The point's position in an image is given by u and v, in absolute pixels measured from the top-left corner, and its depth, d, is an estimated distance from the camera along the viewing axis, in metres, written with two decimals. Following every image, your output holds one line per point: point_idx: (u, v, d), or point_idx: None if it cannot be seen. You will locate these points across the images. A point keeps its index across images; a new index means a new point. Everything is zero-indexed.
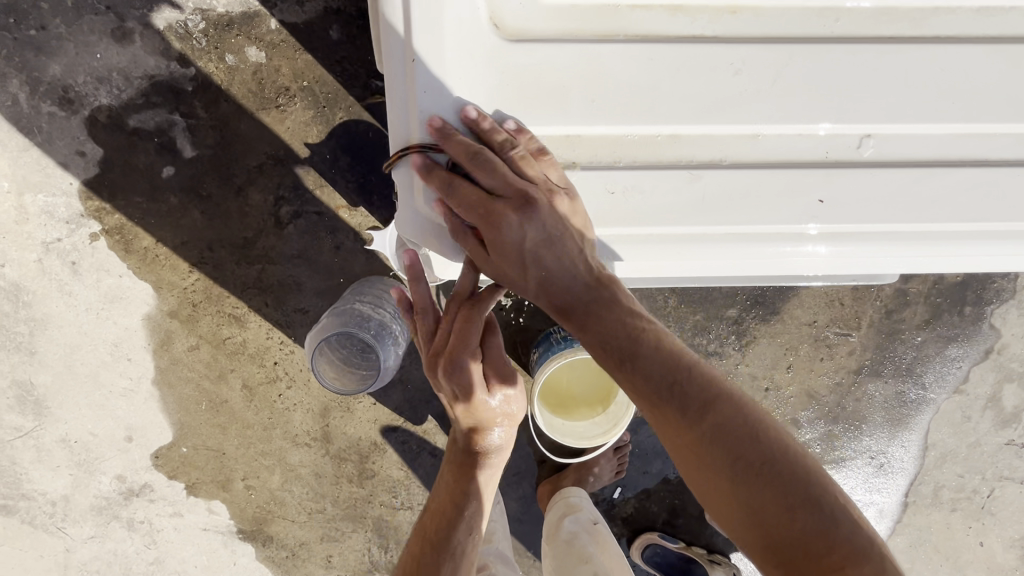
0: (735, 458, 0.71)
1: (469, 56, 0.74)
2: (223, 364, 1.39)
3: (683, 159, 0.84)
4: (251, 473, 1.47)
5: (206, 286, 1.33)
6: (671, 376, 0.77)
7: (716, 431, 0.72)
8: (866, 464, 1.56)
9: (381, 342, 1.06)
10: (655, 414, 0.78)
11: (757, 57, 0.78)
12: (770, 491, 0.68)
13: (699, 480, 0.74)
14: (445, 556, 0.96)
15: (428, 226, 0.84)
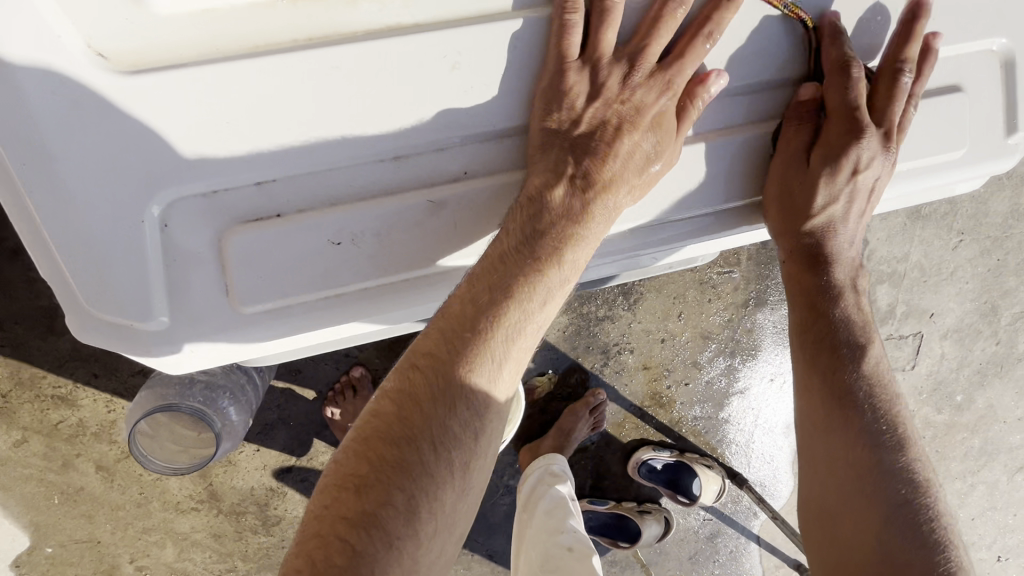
0: (892, 500, 0.86)
1: (69, 109, 0.62)
2: (64, 451, 1.20)
3: (402, 183, 0.72)
4: (139, 553, 1.32)
5: (14, 370, 1.13)
6: (856, 385, 0.94)
7: (898, 463, 0.89)
8: (767, 387, 1.62)
9: (216, 403, 0.93)
10: (836, 416, 0.94)
11: (429, 44, 0.69)
12: (900, 539, 0.83)
13: (840, 487, 0.91)
14: (480, 391, 0.73)
15: (111, 324, 0.68)
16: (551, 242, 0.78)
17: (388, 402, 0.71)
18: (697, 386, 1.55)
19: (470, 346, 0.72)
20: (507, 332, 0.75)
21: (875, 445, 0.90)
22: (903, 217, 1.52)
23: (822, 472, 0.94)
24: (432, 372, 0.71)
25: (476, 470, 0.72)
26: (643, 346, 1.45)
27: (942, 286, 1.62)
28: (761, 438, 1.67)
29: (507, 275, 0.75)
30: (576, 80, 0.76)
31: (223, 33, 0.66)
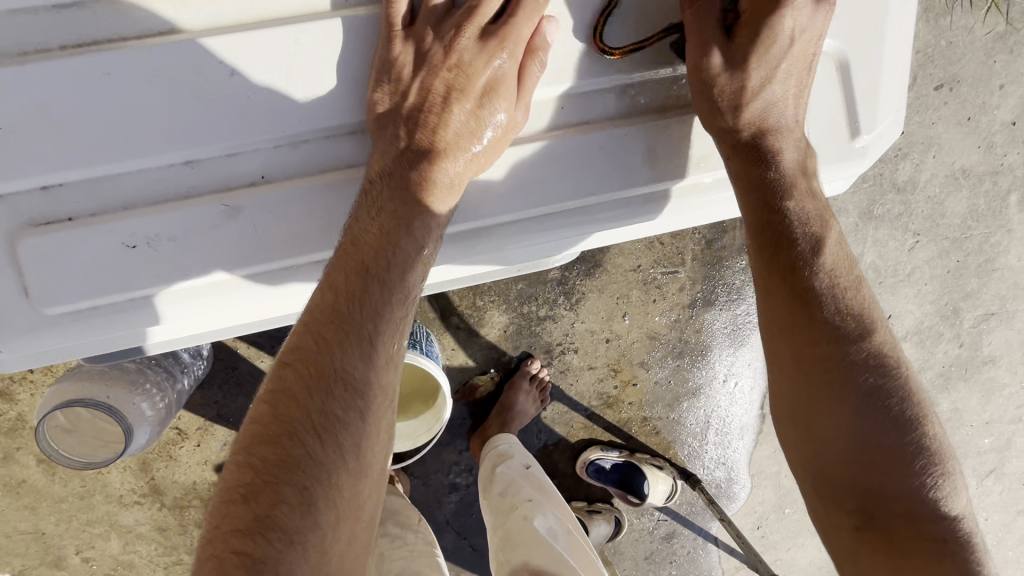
0: (862, 395, 0.83)
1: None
2: (5, 445, 1.23)
3: (198, 186, 0.75)
4: (84, 545, 1.34)
5: None
6: (812, 287, 0.87)
7: (866, 357, 0.85)
8: (719, 387, 1.60)
9: (127, 399, 0.94)
10: (800, 324, 0.87)
11: (203, 50, 0.70)
12: (877, 431, 0.82)
13: (812, 396, 0.86)
14: (351, 372, 0.74)
15: None
16: (409, 230, 0.80)
17: (264, 406, 0.73)
18: (646, 385, 1.53)
19: (334, 332, 0.75)
20: (376, 310, 0.77)
21: (841, 343, 0.85)
22: (855, 217, 1.50)
23: (789, 381, 0.89)
24: (299, 369, 0.73)
25: (375, 441, 0.74)
26: (587, 346, 1.45)
27: (898, 287, 1.59)
28: (713, 436, 1.66)
29: (376, 258, 0.78)
30: (407, 48, 0.78)
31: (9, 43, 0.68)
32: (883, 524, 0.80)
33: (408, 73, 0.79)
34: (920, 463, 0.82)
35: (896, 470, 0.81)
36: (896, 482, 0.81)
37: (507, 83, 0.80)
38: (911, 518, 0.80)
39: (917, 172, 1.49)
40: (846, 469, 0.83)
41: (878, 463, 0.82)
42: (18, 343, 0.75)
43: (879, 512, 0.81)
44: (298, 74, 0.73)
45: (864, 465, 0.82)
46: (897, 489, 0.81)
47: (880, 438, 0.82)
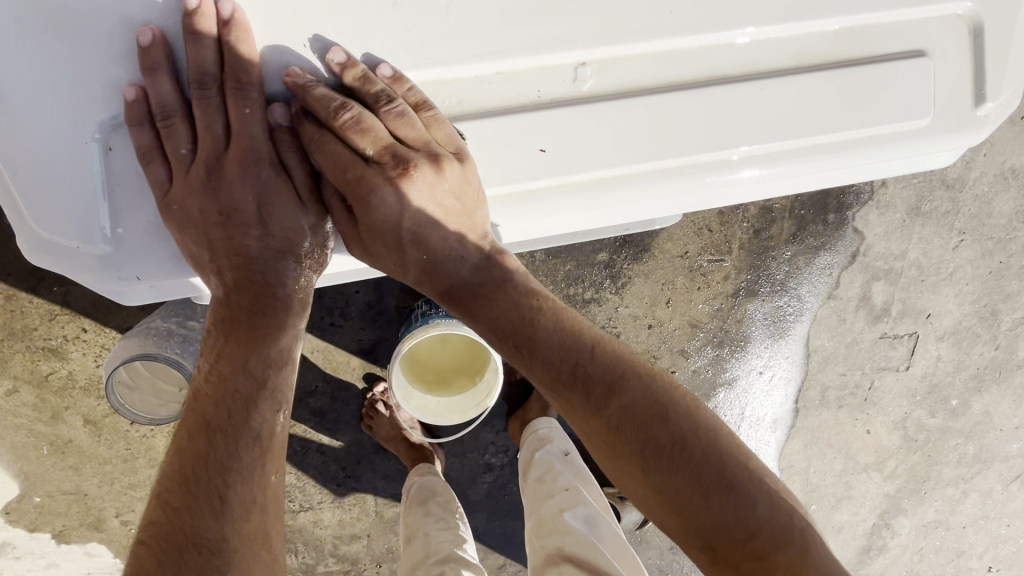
0: (647, 441, 0.79)
1: (19, 34, 0.68)
2: (54, 403, 1.23)
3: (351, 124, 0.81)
4: (124, 508, 1.35)
5: (5, 321, 1.15)
6: (574, 363, 0.84)
7: (615, 414, 0.81)
8: (758, 378, 1.60)
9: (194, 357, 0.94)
10: (561, 398, 0.85)
11: None
12: (685, 474, 0.76)
13: (607, 459, 0.82)
14: (229, 472, 0.73)
15: (70, 249, 0.75)
16: (252, 329, 0.80)
17: (156, 511, 0.72)
18: (684, 374, 1.53)
19: (210, 421, 0.75)
20: (241, 396, 0.77)
21: (601, 403, 0.82)
22: (902, 213, 1.50)
23: (593, 448, 0.85)
24: (181, 458, 0.74)
25: (257, 516, 0.74)
26: (629, 331, 1.45)
27: (940, 286, 1.59)
28: (747, 430, 1.65)
29: (231, 354, 0.79)
30: (178, 188, 0.77)
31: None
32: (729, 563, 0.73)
33: (187, 221, 0.77)
34: (748, 490, 0.75)
35: (716, 502, 0.74)
36: (723, 517, 0.74)
37: (306, 189, 0.81)
38: (751, 546, 0.72)
39: (966, 169, 1.49)
40: (675, 518, 0.76)
41: (700, 499, 0.75)
42: (160, 272, 0.79)
43: (739, 553, 0.72)
44: (433, 19, 0.76)
45: (677, 510, 0.76)
46: (735, 525, 0.73)
47: (682, 481, 0.76)
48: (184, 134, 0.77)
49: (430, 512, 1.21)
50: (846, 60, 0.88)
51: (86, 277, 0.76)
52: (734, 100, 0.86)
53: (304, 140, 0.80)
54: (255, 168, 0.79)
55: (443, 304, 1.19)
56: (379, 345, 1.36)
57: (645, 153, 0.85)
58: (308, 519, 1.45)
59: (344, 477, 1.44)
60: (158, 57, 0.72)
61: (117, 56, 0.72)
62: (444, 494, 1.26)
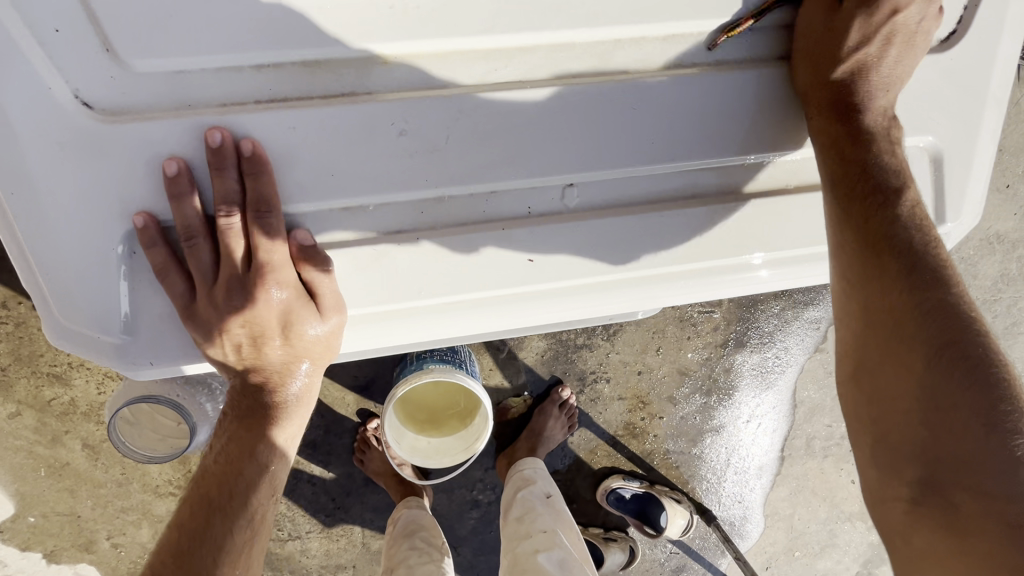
0: (945, 344, 0.68)
1: (58, 152, 0.71)
2: (54, 427, 1.26)
3: (356, 231, 0.80)
4: (116, 531, 1.37)
5: (13, 347, 1.19)
6: (903, 237, 0.78)
7: (932, 303, 0.71)
8: (746, 424, 1.62)
9: (193, 400, 0.97)
10: (859, 267, 0.79)
11: (379, 111, 0.76)
12: (963, 393, 0.65)
13: (883, 348, 0.73)
14: (218, 551, 0.77)
15: (92, 340, 0.78)
16: (263, 419, 0.85)
17: None
18: (670, 420, 1.56)
19: (211, 500, 0.81)
20: (243, 482, 0.82)
21: (905, 292, 0.73)
22: None
23: (869, 348, 0.75)
24: (179, 532, 0.79)
25: None
26: (618, 376, 1.48)
27: None
28: (733, 479, 1.66)
29: (236, 441, 0.84)
30: (199, 302, 0.79)
31: (189, 97, 0.73)
32: (961, 516, 0.62)
33: (207, 333, 0.79)
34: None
35: (968, 431, 0.64)
36: (974, 458, 0.63)
37: (322, 299, 0.80)
38: (997, 500, 0.61)
39: None
40: (925, 456, 0.66)
41: (946, 425, 0.66)
42: (172, 357, 0.81)
43: (970, 508, 0.62)
44: (443, 138, 0.79)
45: (928, 426, 0.67)
46: (982, 475, 0.62)
47: (947, 391, 0.66)
48: (207, 256, 0.79)
49: (416, 545, 1.22)
50: None
51: (105, 363, 0.79)
52: (727, 189, 0.90)
53: (317, 256, 0.78)
54: (272, 288, 0.81)
55: (437, 348, 1.23)
56: (374, 381, 1.39)
57: (640, 243, 0.88)
58: (296, 549, 1.47)
59: (332, 509, 1.46)
60: (183, 185, 0.74)
61: (140, 169, 0.73)
62: (429, 527, 1.26)
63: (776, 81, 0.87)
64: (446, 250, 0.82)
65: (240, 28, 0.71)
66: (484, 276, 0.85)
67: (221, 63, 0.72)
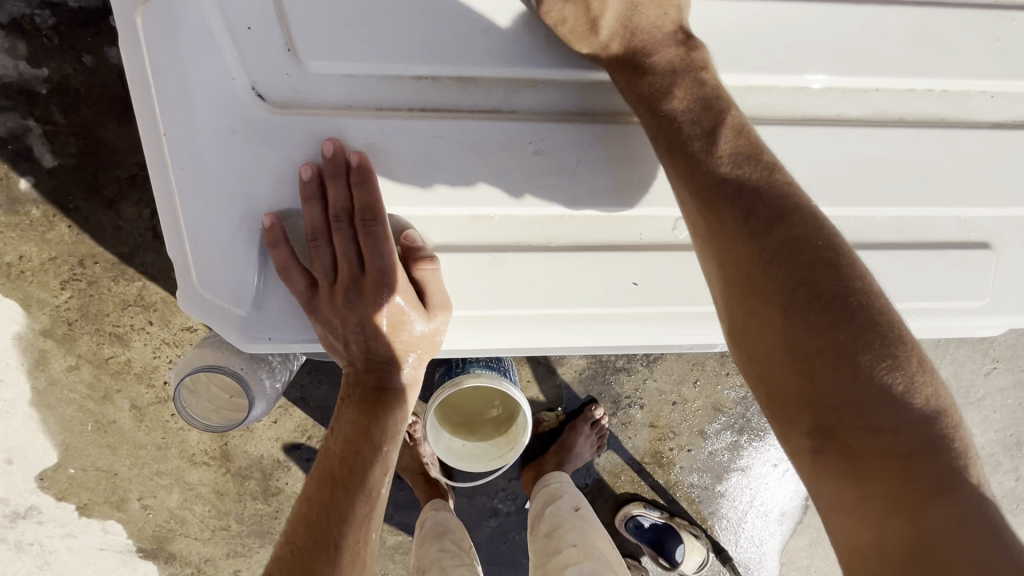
0: (806, 287, 0.67)
1: (228, 134, 0.77)
2: (108, 385, 1.31)
3: (480, 239, 0.87)
4: (147, 492, 1.41)
5: (82, 304, 1.24)
6: (745, 175, 0.74)
7: (775, 247, 0.70)
8: (772, 468, 1.61)
9: (255, 376, 1.01)
10: (710, 215, 0.75)
11: (518, 130, 0.82)
12: (829, 337, 0.65)
13: (747, 296, 0.71)
14: (342, 521, 0.82)
15: (220, 310, 0.83)
16: (377, 402, 0.89)
17: (282, 549, 0.81)
18: (699, 454, 1.55)
19: (334, 475, 0.86)
20: (362, 460, 0.87)
21: (761, 236, 0.71)
22: None
23: (743, 299, 0.72)
24: (309, 505, 0.85)
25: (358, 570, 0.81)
26: (653, 405, 1.49)
27: (968, 409, 1.59)
28: (754, 522, 1.64)
29: (355, 421, 0.89)
30: (319, 300, 0.84)
31: (354, 99, 0.79)
32: (855, 458, 0.63)
33: (328, 330, 0.85)
34: (892, 377, 0.64)
35: (840, 369, 0.65)
36: (853, 396, 0.64)
37: (428, 296, 0.84)
38: (879, 431, 0.63)
39: None
40: (814, 408, 0.66)
41: (821, 368, 0.66)
42: (290, 334, 0.87)
43: (865, 447, 0.63)
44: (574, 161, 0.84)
45: (803, 373, 0.67)
46: (867, 413, 0.63)
47: (820, 338, 0.66)
48: (326, 257, 0.85)
49: (445, 547, 1.23)
50: (894, 225, 0.95)
51: (228, 333, 0.84)
52: None
53: (425, 257, 0.83)
54: (384, 290, 0.85)
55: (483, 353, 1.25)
56: None
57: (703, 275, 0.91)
58: None
59: None
60: (314, 186, 0.80)
61: (297, 159, 0.80)
62: (455, 529, 1.28)
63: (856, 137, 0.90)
64: (543, 266, 0.87)
65: (409, 39, 0.77)
66: (561, 296, 0.89)
67: (388, 72, 0.79)
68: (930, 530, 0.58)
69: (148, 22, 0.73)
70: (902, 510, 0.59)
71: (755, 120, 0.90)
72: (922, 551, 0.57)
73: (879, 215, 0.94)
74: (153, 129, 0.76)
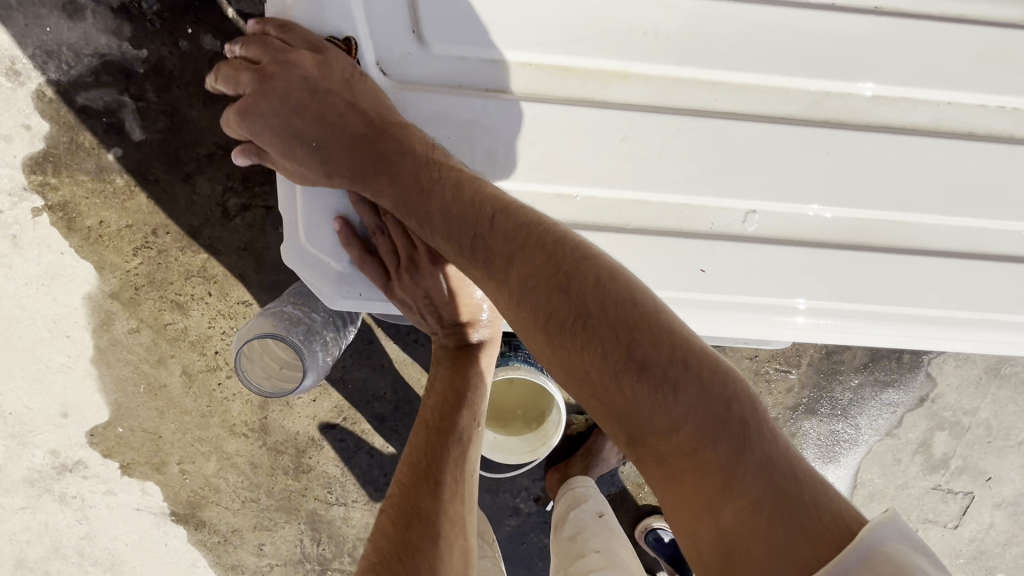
0: (546, 315, 0.73)
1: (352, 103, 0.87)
2: (163, 350, 1.38)
3: (567, 216, 0.91)
4: (187, 457, 1.47)
5: (150, 271, 1.32)
6: (477, 218, 0.80)
7: (514, 283, 0.76)
8: None
9: (310, 346, 1.06)
10: (467, 266, 0.83)
11: (609, 118, 0.87)
12: (588, 355, 0.71)
13: (534, 333, 0.76)
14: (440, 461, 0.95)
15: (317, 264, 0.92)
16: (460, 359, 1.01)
17: (395, 487, 0.94)
18: None
19: (429, 424, 0.98)
20: (452, 407, 0.98)
21: (503, 274, 0.78)
22: (980, 370, 1.50)
23: (521, 333, 0.78)
24: (412, 452, 0.97)
25: (457, 505, 0.93)
26: None
27: (1007, 453, 1.55)
28: None
29: (445, 375, 1.01)
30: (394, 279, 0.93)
31: (462, 78, 0.86)
32: (664, 467, 0.68)
33: (406, 305, 0.96)
34: (669, 384, 0.67)
35: (615, 387, 0.69)
36: (636, 407, 0.68)
37: None
38: (673, 441, 0.67)
39: None
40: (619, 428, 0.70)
41: (605, 390, 0.70)
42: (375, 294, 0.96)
43: (670, 456, 0.67)
44: (656, 155, 0.88)
45: (589, 394, 0.72)
46: (659, 424, 0.68)
47: (586, 364, 0.70)
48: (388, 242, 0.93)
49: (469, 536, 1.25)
50: (947, 249, 0.96)
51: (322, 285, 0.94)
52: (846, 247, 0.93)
53: None
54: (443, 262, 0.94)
55: (522, 348, 1.27)
56: None
57: (750, 281, 0.93)
58: (342, 514, 1.53)
59: (382, 484, 1.52)
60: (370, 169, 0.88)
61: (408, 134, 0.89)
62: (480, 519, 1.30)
63: (912, 159, 0.91)
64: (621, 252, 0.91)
65: (519, 26, 0.83)
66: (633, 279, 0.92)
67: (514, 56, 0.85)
68: (730, 528, 0.62)
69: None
70: (705, 514, 0.64)
71: (831, 122, 0.91)
72: (735, 546, 0.61)
73: (935, 229, 0.95)
74: (284, 93, 0.88)
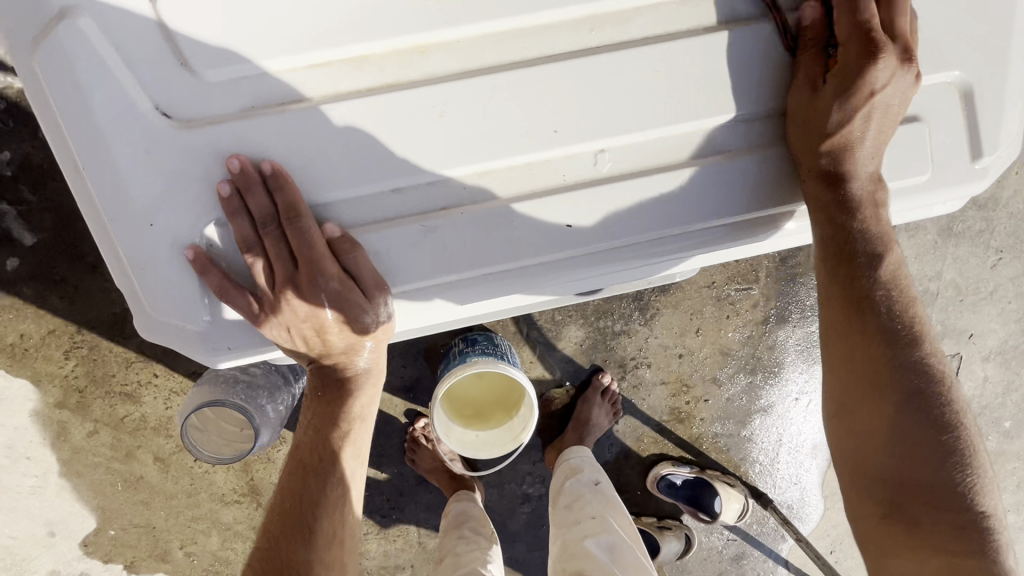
0: (911, 393, 0.84)
1: (140, 157, 0.77)
2: (128, 443, 1.35)
3: (416, 207, 0.83)
4: (188, 540, 1.45)
5: (88, 370, 1.28)
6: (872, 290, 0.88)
7: (909, 364, 0.85)
8: (793, 403, 1.58)
9: (255, 401, 1.03)
10: (857, 317, 0.89)
11: (419, 96, 0.79)
12: (919, 426, 0.83)
13: (872, 400, 0.86)
14: (315, 505, 0.95)
15: (175, 332, 0.84)
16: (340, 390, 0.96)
17: (262, 535, 0.95)
18: (718, 402, 1.54)
19: (304, 464, 0.97)
20: (330, 448, 0.96)
21: (873, 348, 0.87)
22: (933, 234, 1.50)
23: (848, 397, 0.89)
24: (285, 493, 0.97)
25: (335, 548, 0.94)
26: (661, 361, 1.49)
27: (981, 305, 1.55)
28: (788, 457, 1.62)
29: (320, 413, 0.97)
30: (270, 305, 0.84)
31: (252, 100, 0.78)
32: (908, 520, 0.82)
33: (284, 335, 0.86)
34: (959, 466, 0.82)
35: (930, 462, 0.82)
36: (923, 481, 0.82)
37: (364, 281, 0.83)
38: (946, 515, 0.81)
39: (998, 189, 1.47)
40: (876, 463, 0.85)
41: (914, 457, 0.82)
42: (248, 346, 0.88)
43: (923, 515, 0.81)
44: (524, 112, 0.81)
45: (898, 458, 0.83)
46: (938, 490, 0.82)
47: (912, 437, 0.83)
48: (259, 267, 0.82)
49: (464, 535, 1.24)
50: None
51: (186, 350, 0.86)
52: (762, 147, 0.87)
53: (350, 246, 0.82)
54: (321, 283, 0.84)
55: (478, 342, 1.26)
56: (420, 381, 1.43)
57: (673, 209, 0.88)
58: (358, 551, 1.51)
59: (387, 510, 1.50)
60: (249, 180, 0.78)
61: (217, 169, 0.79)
62: (480, 517, 1.29)
63: None
64: (488, 224, 0.84)
65: (304, 27, 0.76)
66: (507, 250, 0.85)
67: (297, 62, 0.77)
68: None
69: (43, 65, 0.75)
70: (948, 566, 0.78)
71: None
72: None
73: None
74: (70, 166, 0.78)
